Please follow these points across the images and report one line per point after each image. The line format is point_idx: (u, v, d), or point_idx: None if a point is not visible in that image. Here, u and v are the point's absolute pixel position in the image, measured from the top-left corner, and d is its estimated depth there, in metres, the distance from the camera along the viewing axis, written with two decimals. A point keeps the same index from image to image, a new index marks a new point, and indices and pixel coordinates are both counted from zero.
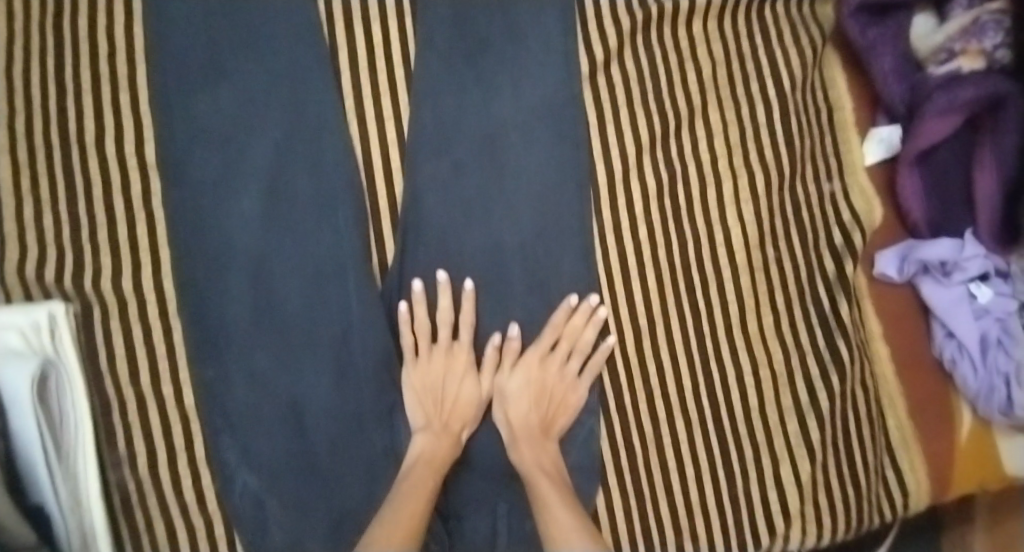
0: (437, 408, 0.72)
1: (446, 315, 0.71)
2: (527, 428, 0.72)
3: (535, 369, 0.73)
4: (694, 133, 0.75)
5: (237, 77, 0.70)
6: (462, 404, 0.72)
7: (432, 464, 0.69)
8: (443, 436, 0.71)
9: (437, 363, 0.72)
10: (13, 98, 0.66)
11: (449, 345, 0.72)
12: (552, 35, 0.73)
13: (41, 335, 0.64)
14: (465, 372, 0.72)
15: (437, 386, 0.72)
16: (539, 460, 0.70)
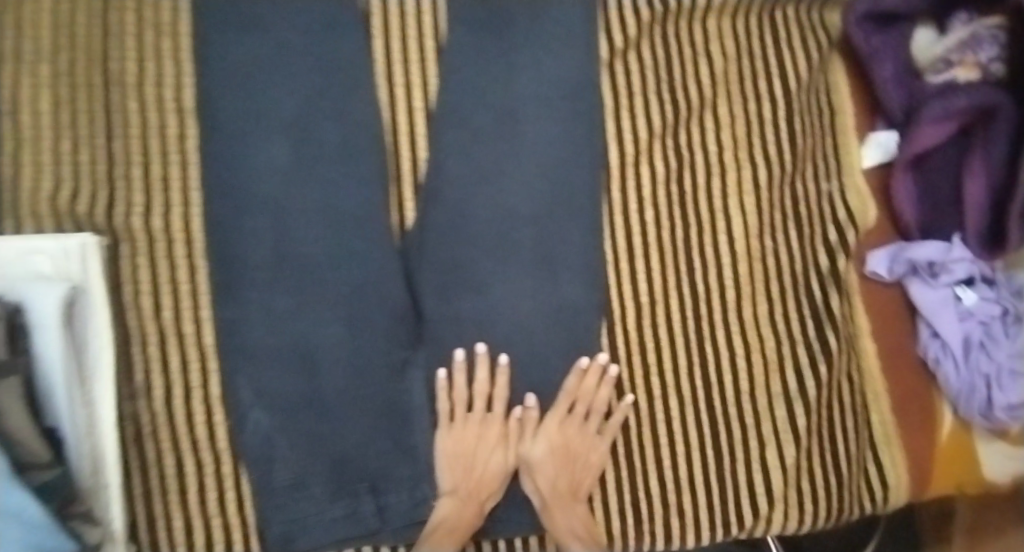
0: (469, 477, 0.74)
1: (481, 389, 0.74)
2: (556, 494, 0.74)
3: (557, 433, 0.75)
4: (702, 124, 0.80)
5: (275, 32, 0.73)
6: (489, 475, 0.74)
7: (455, 533, 0.72)
8: (469, 503, 0.73)
9: (470, 439, 0.75)
10: (70, 42, 0.72)
11: (485, 415, 0.75)
12: (575, 20, 0.78)
13: (69, 262, 0.67)
14: (497, 441, 0.75)
15: (464, 459, 0.74)
16: (571, 524, 0.74)
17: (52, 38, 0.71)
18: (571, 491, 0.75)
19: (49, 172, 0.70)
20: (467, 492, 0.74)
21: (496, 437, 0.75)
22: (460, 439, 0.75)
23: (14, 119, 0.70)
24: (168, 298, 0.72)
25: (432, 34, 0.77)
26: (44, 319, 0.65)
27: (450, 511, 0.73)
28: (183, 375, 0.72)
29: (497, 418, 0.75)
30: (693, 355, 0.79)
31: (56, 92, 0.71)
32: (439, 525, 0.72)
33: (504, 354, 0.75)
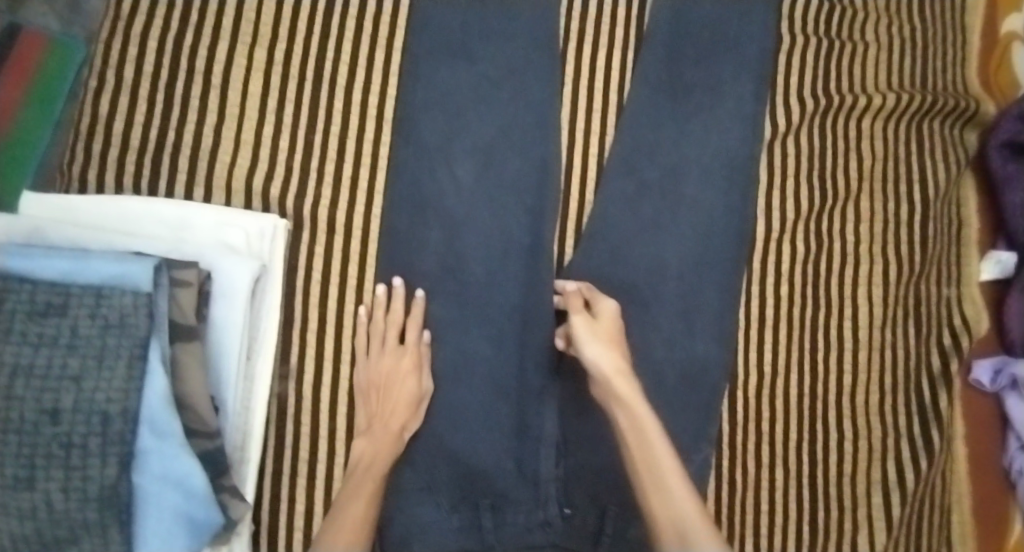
0: (381, 406, 0.72)
1: (399, 316, 0.74)
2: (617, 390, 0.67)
3: (605, 331, 0.70)
4: (845, 214, 0.84)
5: (477, 60, 0.78)
6: (390, 408, 0.73)
7: (371, 468, 0.69)
8: (382, 437, 0.71)
9: (379, 364, 0.73)
10: (291, 36, 0.77)
11: (397, 345, 0.74)
12: (748, 96, 0.82)
13: (261, 241, 0.71)
14: (407, 371, 0.74)
15: (378, 385, 0.73)
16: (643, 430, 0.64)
17: (276, 30, 0.76)
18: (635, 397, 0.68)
19: (250, 152, 0.74)
20: (379, 421, 0.72)
21: (407, 366, 0.73)
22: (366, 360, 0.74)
23: (228, 97, 0.74)
24: (334, 289, 0.75)
25: (616, 87, 0.82)
26: (232, 291, 0.68)
27: (366, 447, 0.70)
28: (335, 364, 0.75)
29: (408, 347, 0.74)
30: (805, 430, 0.82)
31: (269, 78, 0.75)
32: (359, 460, 0.70)
33: (421, 288, 0.76)
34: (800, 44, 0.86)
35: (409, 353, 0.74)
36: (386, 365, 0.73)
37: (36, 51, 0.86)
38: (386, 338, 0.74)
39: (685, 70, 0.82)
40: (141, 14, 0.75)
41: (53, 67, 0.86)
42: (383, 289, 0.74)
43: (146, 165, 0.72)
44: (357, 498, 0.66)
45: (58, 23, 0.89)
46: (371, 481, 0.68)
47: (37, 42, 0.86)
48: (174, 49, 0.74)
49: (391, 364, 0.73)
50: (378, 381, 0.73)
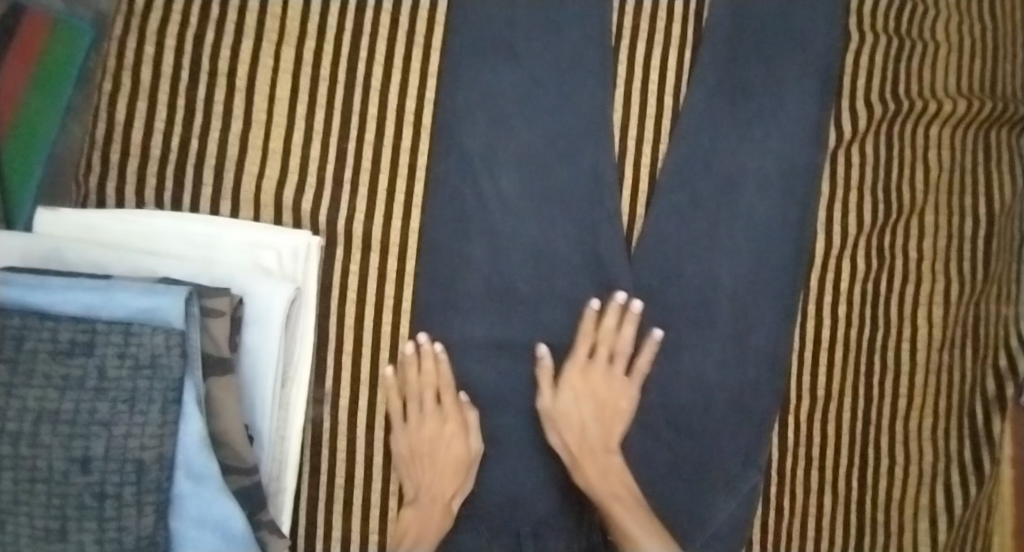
0: (587, 434, 0.71)
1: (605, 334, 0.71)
2: (588, 448, 0.70)
3: (579, 380, 0.71)
4: (908, 230, 0.80)
5: (525, 58, 0.71)
6: (440, 478, 0.69)
7: (420, 541, 0.67)
8: (429, 509, 0.68)
9: (592, 386, 0.71)
10: (323, 31, 0.70)
11: (436, 408, 0.70)
12: (811, 103, 0.77)
13: (295, 261, 0.66)
14: (452, 434, 0.70)
15: (421, 452, 0.69)
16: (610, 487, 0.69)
17: (305, 26, 0.70)
18: (586, 443, 0.71)
19: (278, 163, 0.69)
20: (578, 449, 0.70)
21: (450, 429, 0.70)
22: (575, 379, 0.71)
23: (254, 101, 0.69)
24: (370, 311, 0.70)
25: (672, 87, 0.77)
26: (267, 319, 0.63)
27: (411, 520, 0.68)
28: (370, 389, 0.71)
29: (449, 412, 0.70)
30: (854, 456, 0.79)
31: (298, 81, 0.70)
32: (404, 535, 0.68)
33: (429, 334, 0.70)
34: (870, 42, 0.80)
35: (451, 415, 0.70)
36: (611, 393, 0.71)
37: (41, 33, 0.79)
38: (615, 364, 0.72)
39: (747, 70, 0.76)
40: (157, 8, 0.69)
41: (59, 50, 0.80)
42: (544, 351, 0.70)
43: (166, 178, 0.68)
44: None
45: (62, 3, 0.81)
46: None
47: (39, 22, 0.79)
48: (194, 47, 0.69)
49: (601, 387, 0.71)
50: (422, 448, 0.69)
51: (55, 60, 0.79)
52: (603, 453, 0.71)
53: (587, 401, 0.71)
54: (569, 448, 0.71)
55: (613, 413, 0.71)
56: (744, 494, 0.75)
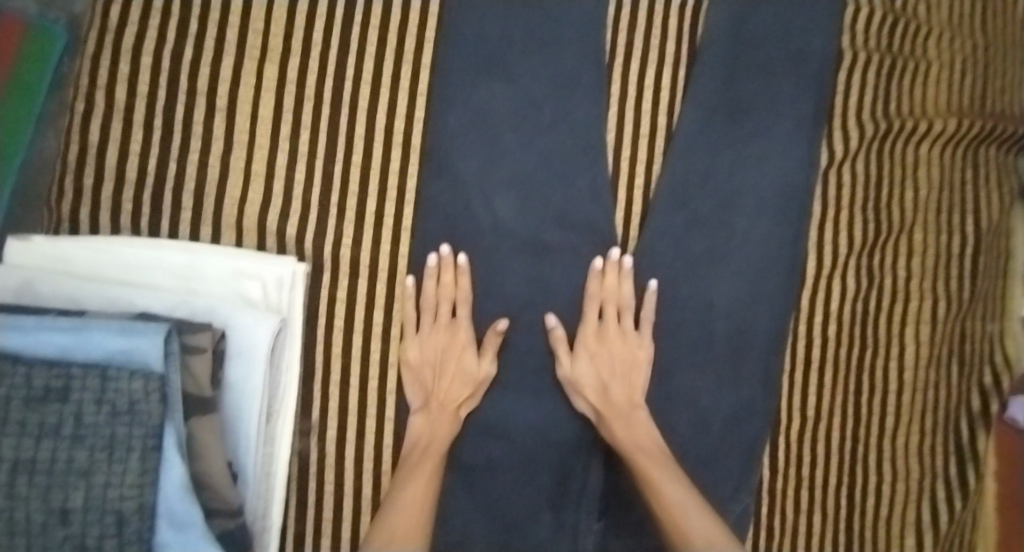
0: (610, 391, 0.69)
1: (613, 290, 0.70)
2: (609, 403, 0.69)
3: (591, 345, 0.70)
4: (897, 249, 0.80)
5: (518, 76, 0.69)
6: (451, 389, 0.68)
7: (430, 449, 0.66)
8: (439, 415, 0.68)
9: (609, 348, 0.70)
10: (308, 47, 0.67)
11: (449, 321, 0.69)
12: (807, 119, 0.76)
13: (279, 290, 0.63)
14: (462, 347, 0.69)
15: (434, 362, 0.68)
16: (636, 440, 0.67)
17: (289, 41, 0.67)
18: (604, 393, 0.69)
19: (262, 186, 0.67)
20: (604, 407, 0.69)
21: (461, 343, 0.69)
22: (590, 341, 0.70)
23: (236, 122, 0.66)
24: (358, 338, 0.68)
25: (665, 106, 0.75)
26: (250, 353, 0.60)
27: (420, 427, 0.67)
28: (360, 418, 0.69)
29: (461, 324, 0.69)
30: (843, 474, 0.79)
31: (281, 100, 0.67)
32: (416, 443, 0.67)
33: (446, 244, 0.68)
34: (863, 60, 0.80)
35: (463, 329, 0.69)
36: (628, 355, 0.70)
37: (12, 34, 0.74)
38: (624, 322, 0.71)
39: (740, 86, 0.75)
40: (131, 22, 0.66)
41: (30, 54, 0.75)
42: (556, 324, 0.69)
43: (144, 203, 0.65)
44: (413, 483, 0.64)
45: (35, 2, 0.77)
46: (428, 470, 0.65)
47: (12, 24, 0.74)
48: (172, 64, 0.66)
49: (618, 347, 0.70)
50: (437, 358, 0.68)
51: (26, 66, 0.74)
52: (627, 408, 0.69)
53: (606, 359, 0.70)
54: (596, 408, 0.69)
55: (631, 368, 0.70)
56: (735, 516, 0.75)
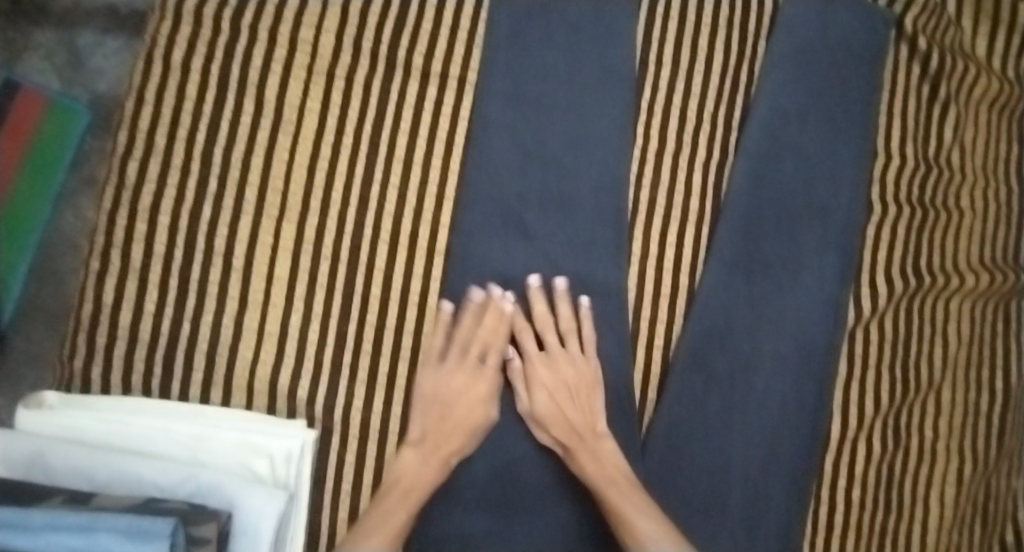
0: (572, 422, 0.68)
1: (546, 319, 0.69)
2: (574, 437, 0.68)
3: (546, 376, 0.69)
4: (924, 408, 0.78)
5: (536, 237, 0.70)
6: (456, 436, 0.66)
7: (414, 491, 0.64)
8: (430, 459, 0.65)
9: (562, 376, 0.69)
10: (327, 207, 0.67)
11: (478, 365, 0.68)
12: (831, 277, 0.75)
13: (289, 463, 0.61)
14: (480, 398, 0.67)
15: (445, 401, 0.66)
16: (603, 468, 0.67)
17: (308, 199, 0.67)
18: (572, 429, 0.68)
19: (275, 346, 0.66)
20: (570, 441, 0.68)
21: (482, 391, 0.67)
22: (542, 372, 0.69)
23: (251, 281, 0.66)
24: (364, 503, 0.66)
25: (689, 262, 0.73)
26: (256, 534, 0.57)
27: (409, 465, 0.65)
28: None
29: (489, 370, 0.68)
30: None
31: (298, 258, 0.67)
32: (399, 480, 0.64)
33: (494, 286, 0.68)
34: (893, 213, 0.80)
35: (488, 376, 0.68)
36: (578, 378, 0.69)
37: (33, 114, 0.86)
38: (569, 346, 0.70)
39: (765, 242, 0.74)
40: (150, 180, 0.66)
41: (53, 132, 0.88)
42: (451, 308, 0.67)
43: (155, 364, 0.65)
44: (385, 525, 0.61)
45: (59, 81, 0.91)
46: (404, 511, 0.63)
47: (35, 102, 0.87)
48: (188, 222, 0.66)
49: (569, 373, 0.69)
50: (448, 395, 0.66)
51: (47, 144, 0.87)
52: (592, 440, 0.68)
53: (562, 391, 0.69)
54: (561, 441, 0.68)
55: (588, 393, 0.69)
56: None
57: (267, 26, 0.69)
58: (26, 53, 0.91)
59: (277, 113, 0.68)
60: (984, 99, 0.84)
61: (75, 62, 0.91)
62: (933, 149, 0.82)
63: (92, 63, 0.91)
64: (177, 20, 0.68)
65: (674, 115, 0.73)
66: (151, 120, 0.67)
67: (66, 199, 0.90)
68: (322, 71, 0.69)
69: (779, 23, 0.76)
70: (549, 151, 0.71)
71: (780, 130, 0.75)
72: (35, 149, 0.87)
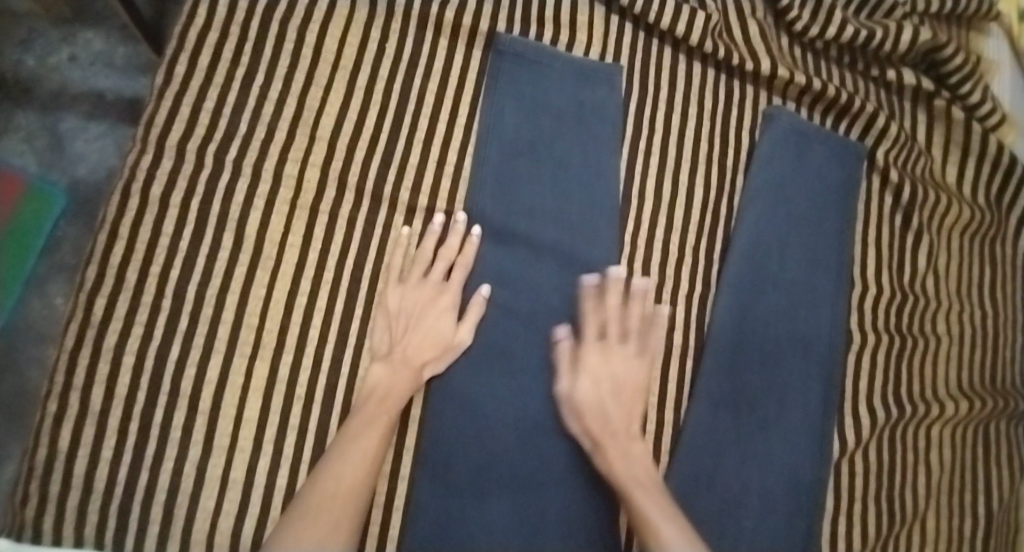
0: (608, 415, 0.65)
1: (610, 311, 0.69)
2: (612, 434, 0.64)
3: (597, 361, 0.67)
4: (915, 543, 0.75)
5: (515, 369, 0.69)
6: (427, 343, 0.66)
7: (384, 405, 0.63)
8: (402, 368, 0.64)
9: (611, 368, 0.67)
10: (303, 344, 0.65)
11: (439, 280, 0.68)
12: (815, 411, 0.74)
13: None
14: (445, 308, 0.67)
15: (410, 315, 0.66)
16: (631, 468, 0.62)
17: (284, 336, 0.65)
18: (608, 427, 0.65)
19: (240, 493, 0.62)
20: (601, 433, 0.64)
21: (445, 303, 0.67)
22: (593, 361, 0.67)
23: (218, 423, 0.63)
24: None
25: (674, 399, 0.71)
26: None
27: (381, 379, 0.64)
28: None
29: (452, 288, 0.68)
30: None
31: (270, 398, 0.64)
32: (369, 396, 0.63)
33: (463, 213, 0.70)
34: (871, 342, 0.80)
35: (450, 290, 0.68)
36: (631, 379, 0.67)
37: (12, 192, 0.98)
38: (627, 344, 0.68)
39: (748, 376, 0.73)
40: (118, 316, 0.63)
41: (29, 210, 0.98)
42: (440, 221, 0.69)
43: (108, 516, 0.60)
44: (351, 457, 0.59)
45: (37, 164, 1.01)
46: (367, 438, 0.60)
47: (14, 184, 0.99)
48: (156, 362, 0.63)
49: (620, 370, 0.67)
50: (413, 311, 0.66)
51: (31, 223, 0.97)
52: (626, 439, 0.64)
53: (608, 381, 0.66)
54: (592, 434, 0.65)
55: (634, 395, 0.67)
56: None
57: (250, 160, 0.68)
58: (9, 135, 1.01)
59: (256, 248, 0.66)
60: (957, 225, 0.86)
61: (56, 144, 1.01)
62: (908, 277, 0.83)
63: (73, 144, 1.01)
64: (159, 153, 0.67)
65: (655, 250, 0.74)
66: (123, 253, 0.64)
67: (33, 284, 0.98)
68: (304, 206, 0.68)
69: (756, 158, 0.78)
70: (528, 287, 0.71)
71: (760, 263, 0.75)
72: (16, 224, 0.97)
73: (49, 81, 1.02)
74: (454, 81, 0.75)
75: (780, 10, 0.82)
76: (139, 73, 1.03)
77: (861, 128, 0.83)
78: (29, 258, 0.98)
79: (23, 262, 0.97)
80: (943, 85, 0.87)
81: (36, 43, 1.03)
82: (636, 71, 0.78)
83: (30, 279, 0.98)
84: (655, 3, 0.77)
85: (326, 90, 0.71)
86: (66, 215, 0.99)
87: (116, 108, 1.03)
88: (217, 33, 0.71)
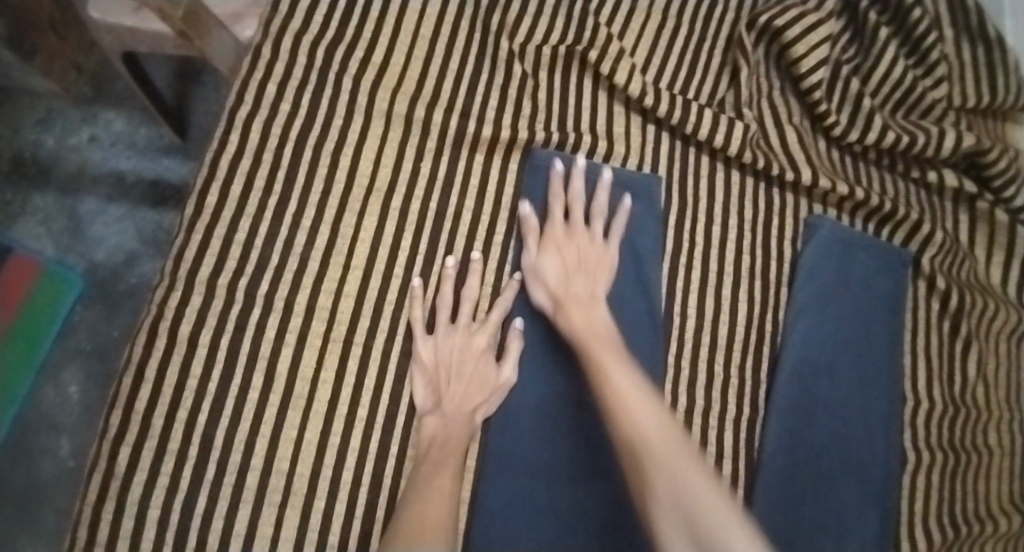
0: (573, 281, 0.68)
1: (577, 194, 0.72)
2: (573, 296, 0.67)
3: (559, 243, 0.70)
4: None
5: (562, 505, 0.65)
6: (473, 389, 0.66)
7: (444, 451, 0.62)
8: (454, 416, 0.65)
9: (576, 247, 0.70)
10: (336, 489, 0.63)
11: (470, 322, 0.68)
12: (873, 539, 0.70)
13: None
14: (482, 350, 0.67)
15: (449, 364, 0.67)
16: (591, 325, 0.65)
17: (315, 479, 0.63)
18: (575, 296, 0.67)
19: None
20: (564, 296, 0.67)
21: (481, 345, 0.67)
22: (558, 236, 0.71)
23: None
24: None
25: None
26: None
27: (434, 429, 0.64)
28: None
29: (489, 328, 0.68)
30: None
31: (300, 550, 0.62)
32: (429, 445, 0.63)
33: (478, 251, 0.71)
34: (926, 462, 0.76)
35: (485, 331, 0.68)
36: (592, 255, 0.71)
37: (28, 276, 0.95)
38: (593, 227, 0.72)
39: (804, 506, 0.69)
40: (141, 469, 0.61)
41: (45, 293, 0.95)
42: (454, 264, 0.69)
43: None
44: (426, 495, 0.59)
45: (56, 249, 0.98)
46: (444, 473, 0.60)
47: (28, 266, 0.95)
48: (182, 516, 0.61)
49: (585, 245, 0.71)
50: (451, 361, 0.67)
51: (46, 307, 0.94)
52: (586, 301, 0.67)
53: (572, 251, 0.70)
54: (556, 296, 0.68)
55: (599, 268, 0.70)
56: None
57: (282, 294, 0.67)
58: (27, 218, 0.98)
59: (287, 387, 0.65)
60: (1004, 330, 0.81)
61: (76, 230, 0.98)
62: (958, 387, 0.80)
63: (92, 230, 0.99)
64: (187, 290, 0.65)
65: (701, 373, 0.72)
66: (148, 399, 0.63)
67: (48, 372, 0.94)
68: (338, 339, 0.67)
69: (800, 270, 0.76)
70: (572, 420, 0.68)
71: (810, 383, 0.73)
72: (31, 308, 0.94)
73: (69, 161, 1.00)
74: (492, 198, 0.73)
75: (817, 115, 0.81)
76: (162, 154, 1.01)
77: (904, 234, 0.81)
78: (42, 347, 0.94)
79: (36, 350, 0.94)
80: (985, 186, 0.84)
81: (57, 124, 1.01)
82: (673, 183, 0.77)
83: (45, 367, 0.95)
84: (691, 114, 0.77)
85: (361, 214, 0.70)
86: (85, 300, 0.97)
87: (138, 192, 1.00)
88: (249, 158, 0.69)
